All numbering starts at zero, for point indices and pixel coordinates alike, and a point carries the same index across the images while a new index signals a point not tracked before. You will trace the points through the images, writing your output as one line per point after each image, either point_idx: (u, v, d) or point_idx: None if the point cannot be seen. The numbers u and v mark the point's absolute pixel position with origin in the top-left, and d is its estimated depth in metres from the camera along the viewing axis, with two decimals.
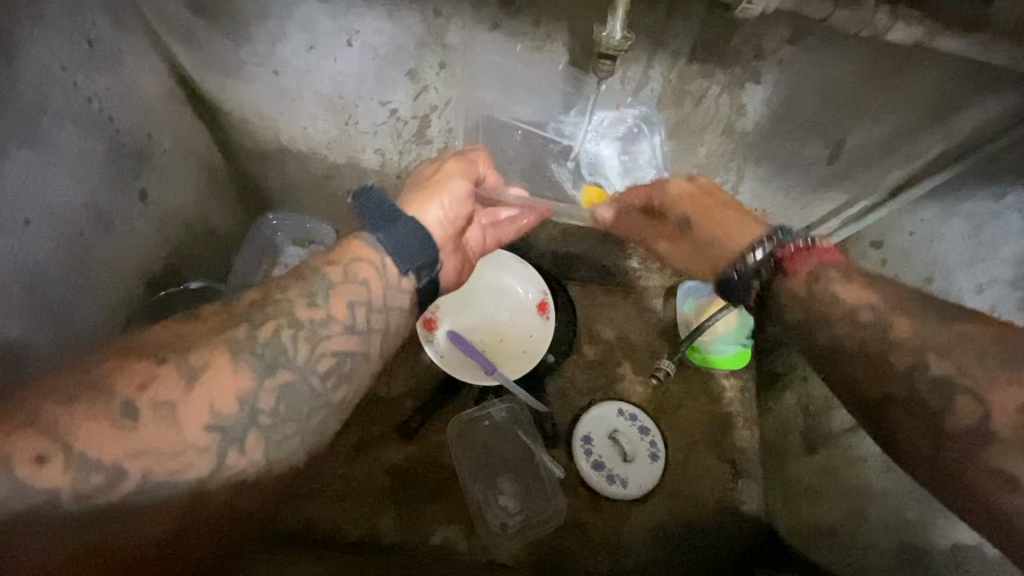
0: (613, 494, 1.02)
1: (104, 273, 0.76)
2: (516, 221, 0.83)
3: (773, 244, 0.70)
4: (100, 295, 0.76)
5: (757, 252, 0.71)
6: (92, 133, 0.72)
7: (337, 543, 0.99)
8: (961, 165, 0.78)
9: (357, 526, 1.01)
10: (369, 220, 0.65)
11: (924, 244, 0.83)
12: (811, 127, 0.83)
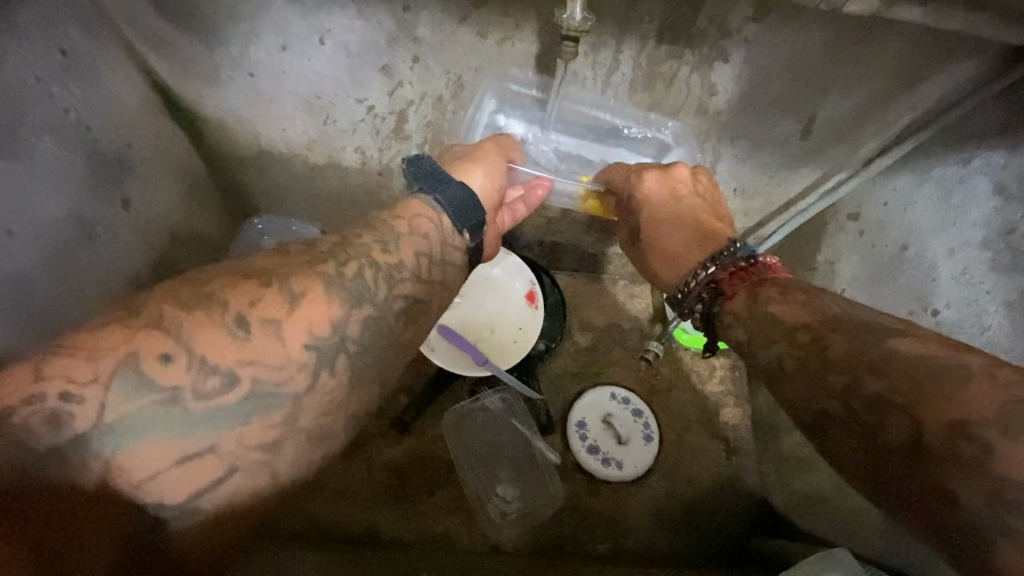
0: (609, 477, 1.04)
1: (92, 281, 0.77)
2: (525, 198, 0.86)
3: (722, 264, 0.74)
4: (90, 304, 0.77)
5: (709, 269, 0.74)
6: (71, 143, 0.73)
7: (340, 540, 1.00)
8: (924, 134, 0.81)
9: (358, 522, 1.02)
10: (421, 183, 0.72)
11: (898, 213, 0.86)
12: (783, 104, 0.85)
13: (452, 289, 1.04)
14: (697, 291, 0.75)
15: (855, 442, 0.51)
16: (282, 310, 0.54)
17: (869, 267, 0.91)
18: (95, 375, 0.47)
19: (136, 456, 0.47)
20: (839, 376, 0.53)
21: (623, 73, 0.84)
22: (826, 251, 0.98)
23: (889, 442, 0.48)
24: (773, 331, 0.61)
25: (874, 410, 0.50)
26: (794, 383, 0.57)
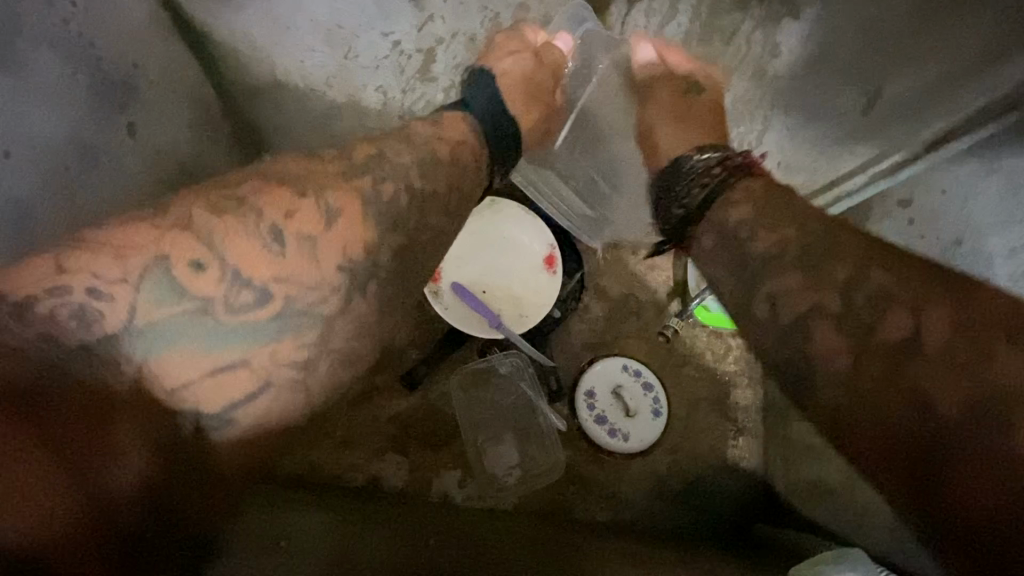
0: (613, 448, 1.03)
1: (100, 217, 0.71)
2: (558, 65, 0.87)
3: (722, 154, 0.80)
4: None
5: (706, 153, 0.81)
6: (72, 60, 0.68)
7: (340, 487, 1.01)
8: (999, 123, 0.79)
9: (360, 472, 1.03)
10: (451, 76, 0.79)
11: (956, 206, 0.81)
12: (846, 73, 0.80)
13: (468, 246, 0.99)
14: (706, 167, 0.80)
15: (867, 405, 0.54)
16: (318, 228, 0.58)
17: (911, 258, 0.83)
18: (153, 266, 0.52)
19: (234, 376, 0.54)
20: (861, 283, 0.57)
21: (678, 23, 0.85)
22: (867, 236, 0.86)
23: (935, 358, 0.52)
24: (781, 220, 0.66)
25: (903, 316, 0.54)
26: (822, 299, 0.58)
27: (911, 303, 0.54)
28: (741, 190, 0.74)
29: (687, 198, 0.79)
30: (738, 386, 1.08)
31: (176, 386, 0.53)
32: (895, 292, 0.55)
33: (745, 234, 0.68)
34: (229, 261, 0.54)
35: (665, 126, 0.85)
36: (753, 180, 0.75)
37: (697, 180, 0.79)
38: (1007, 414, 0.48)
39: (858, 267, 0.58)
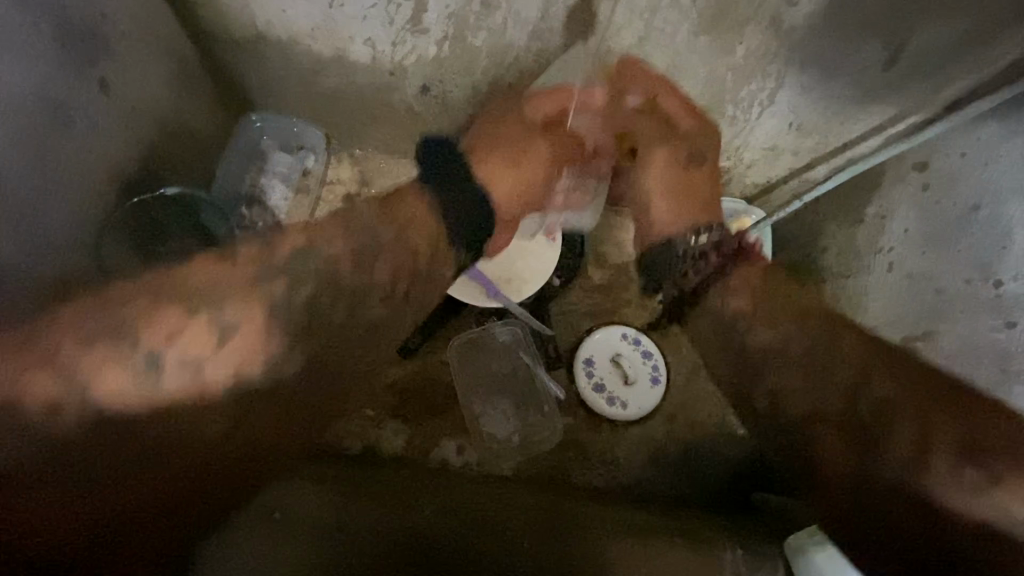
0: (611, 415, 1.03)
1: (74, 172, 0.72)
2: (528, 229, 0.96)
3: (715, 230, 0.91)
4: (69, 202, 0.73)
5: (702, 234, 0.91)
6: (32, 7, 0.63)
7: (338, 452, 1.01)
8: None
9: (359, 439, 1.03)
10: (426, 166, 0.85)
11: (976, 168, 0.75)
12: (870, 25, 0.72)
13: None
14: (695, 251, 0.91)
15: (848, 448, 0.69)
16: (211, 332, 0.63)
17: (924, 225, 0.80)
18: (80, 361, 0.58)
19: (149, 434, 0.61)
20: (865, 386, 0.71)
21: None
22: (879, 202, 0.86)
23: (929, 472, 0.65)
24: (781, 318, 0.81)
25: (905, 426, 0.67)
26: (835, 402, 0.72)
27: (908, 427, 0.67)
28: (743, 278, 0.87)
29: (692, 281, 0.91)
30: None
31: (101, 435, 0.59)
32: (895, 402, 0.69)
33: (742, 324, 0.84)
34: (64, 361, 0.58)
35: (657, 150, 0.94)
36: (741, 269, 0.88)
37: (688, 262, 0.91)
38: (996, 545, 0.60)
39: (863, 376, 0.72)
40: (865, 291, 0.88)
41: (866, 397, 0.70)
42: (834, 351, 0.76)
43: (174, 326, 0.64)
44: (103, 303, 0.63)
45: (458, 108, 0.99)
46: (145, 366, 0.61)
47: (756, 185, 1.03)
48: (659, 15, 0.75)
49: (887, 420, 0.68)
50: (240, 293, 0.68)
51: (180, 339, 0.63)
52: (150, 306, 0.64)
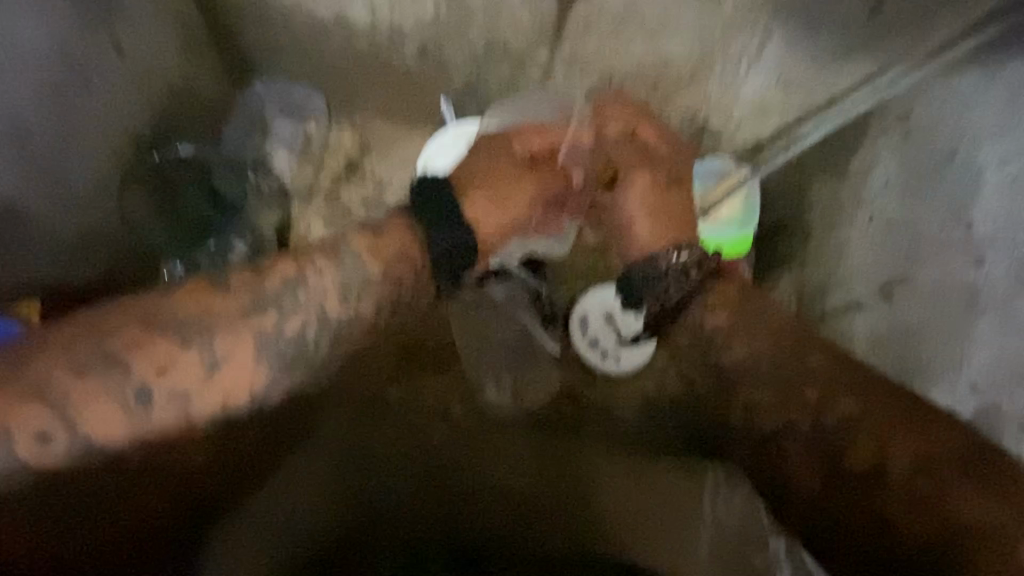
0: (605, 369, 1.07)
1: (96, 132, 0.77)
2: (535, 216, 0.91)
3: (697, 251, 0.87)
4: (87, 158, 0.77)
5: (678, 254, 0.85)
6: None
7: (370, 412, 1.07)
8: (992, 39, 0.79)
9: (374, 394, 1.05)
10: (421, 205, 0.82)
11: (949, 117, 0.79)
12: None
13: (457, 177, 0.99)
14: (682, 272, 0.86)
15: (813, 454, 0.76)
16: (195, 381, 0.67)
17: (902, 174, 0.83)
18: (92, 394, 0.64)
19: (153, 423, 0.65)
20: (831, 411, 0.77)
21: None
22: (862, 156, 0.87)
23: (896, 481, 0.71)
24: (758, 333, 0.84)
25: (872, 443, 0.74)
26: (797, 421, 0.78)
27: (871, 439, 0.74)
28: (718, 294, 0.87)
29: (665, 295, 0.87)
30: None
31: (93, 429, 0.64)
32: (859, 418, 0.75)
33: (718, 339, 0.86)
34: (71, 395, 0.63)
35: (638, 176, 0.90)
36: (723, 283, 0.88)
37: (658, 289, 0.86)
38: (972, 551, 0.66)
39: (821, 385, 0.78)
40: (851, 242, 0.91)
41: (830, 423, 0.76)
42: (796, 381, 0.80)
43: (165, 358, 0.67)
44: (95, 329, 0.66)
45: (456, 71, 1.01)
46: (140, 397, 0.65)
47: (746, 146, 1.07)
48: None
49: (851, 437, 0.75)
50: (229, 322, 0.70)
51: (170, 372, 0.66)
52: (141, 339, 0.66)
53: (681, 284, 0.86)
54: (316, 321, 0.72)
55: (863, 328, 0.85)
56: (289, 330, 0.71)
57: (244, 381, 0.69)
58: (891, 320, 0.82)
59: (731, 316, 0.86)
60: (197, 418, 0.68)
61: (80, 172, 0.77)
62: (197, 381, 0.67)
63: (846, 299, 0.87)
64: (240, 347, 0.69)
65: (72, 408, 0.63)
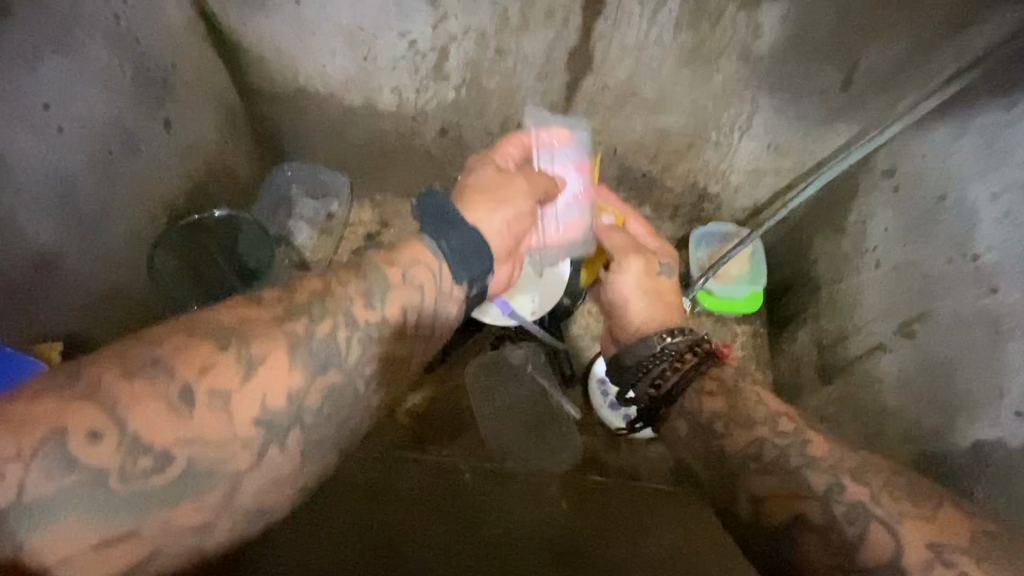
0: (627, 432, 1.06)
1: (135, 197, 0.81)
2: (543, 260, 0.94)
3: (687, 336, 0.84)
4: (124, 219, 0.80)
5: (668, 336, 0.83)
6: (119, 52, 0.74)
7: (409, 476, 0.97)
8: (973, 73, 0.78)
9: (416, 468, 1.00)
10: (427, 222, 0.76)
11: (936, 164, 0.83)
12: (825, 54, 0.86)
13: None
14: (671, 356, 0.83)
15: (832, 548, 0.62)
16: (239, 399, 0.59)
17: (900, 222, 0.88)
18: (60, 437, 0.50)
19: (197, 431, 0.55)
20: (841, 497, 0.64)
21: (669, 10, 0.84)
22: (858, 210, 0.97)
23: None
24: (756, 419, 0.75)
25: (881, 530, 0.61)
26: (806, 511, 0.65)
27: (879, 522, 0.61)
28: (712, 379, 0.81)
29: (660, 378, 0.83)
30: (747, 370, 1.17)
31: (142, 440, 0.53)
32: (871, 507, 0.62)
33: (720, 429, 0.76)
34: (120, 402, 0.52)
35: (632, 260, 0.92)
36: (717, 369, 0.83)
37: (648, 373, 0.83)
38: None
39: (832, 477, 0.66)
40: (860, 288, 0.95)
41: (843, 514, 0.63)
42: (803, 468, 0.68)
43: (206, 359, 0.58)
44: (135, 339, 0.57)
45: (473, 148, 1.10)
46: (183, 399, 0.55)
47: (745, 208, 1.15)
48: (646, 52, 0.89)
49: (862, 522, 0.62)
50: (265, 330, 0.62)
51: (212, 374, 0.57)
52: (205, 343, 0.59)
53: (672, 368, 0.82)
54: (347, 323, 0.66)
55: (888, 366, 0.86)
56: (328, 345, 0.64)
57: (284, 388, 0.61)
58: (920, 359, 0.80)
59: (726, 397, 0.78)
60: (255, 448, 0.58)
61: (115, 233, 0.79)
62: (237, 384, 0.58)
63: (869, 344, 0.91)
64: (278, 352, 0.61)
65: (113, 408, 0.52)
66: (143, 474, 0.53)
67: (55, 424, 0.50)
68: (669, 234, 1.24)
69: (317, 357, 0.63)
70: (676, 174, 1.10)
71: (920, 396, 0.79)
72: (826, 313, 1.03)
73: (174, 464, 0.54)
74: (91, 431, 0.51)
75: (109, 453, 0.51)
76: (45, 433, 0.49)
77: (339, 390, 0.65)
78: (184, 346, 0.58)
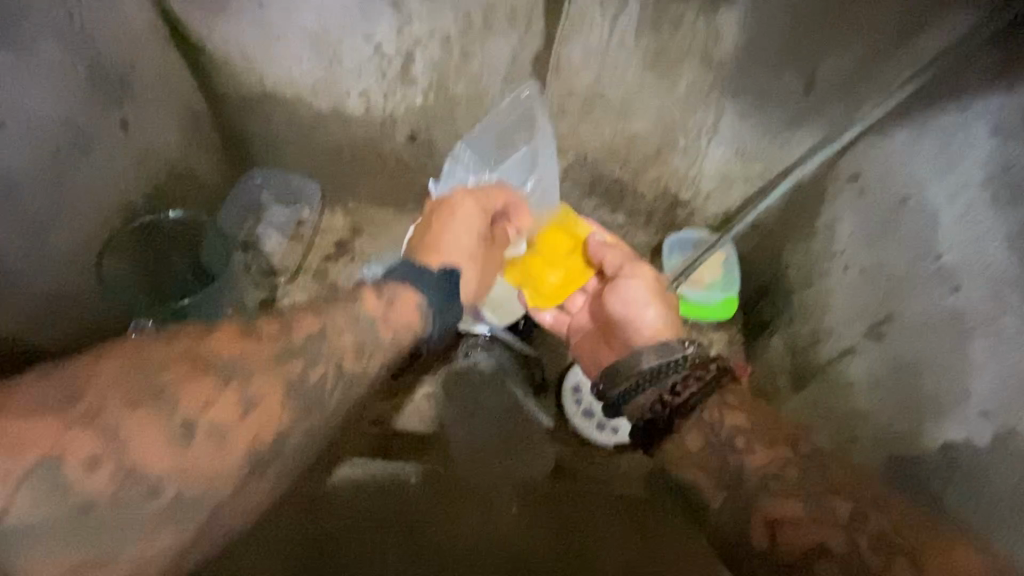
0: (600, 441, 1.04)
1: (83, 200, 0.79)
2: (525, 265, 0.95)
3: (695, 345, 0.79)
4: (72, 223, 0.78)
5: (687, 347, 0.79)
6: (73, 50, 0.73)
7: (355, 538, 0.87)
8: (922, 79, 0.80)
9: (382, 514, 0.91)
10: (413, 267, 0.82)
11: (897, 167, 0.84)
12: (785, 60, 0.87)
13: None
14: (693, 370, 0.77)
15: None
16: (233, 416, 0.62)
17: (865, 224, 0.88)
18: (45, 464, 0.54)
19: (191, 457, 0.59)
20: (866, 527, 0.61)
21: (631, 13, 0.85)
22: (827, 213, 0.97)
23: None
24: (777, 438, 0.71)
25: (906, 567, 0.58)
26: (828, 540, 0.62)
27: (906, 560, 0.58)
28: (733, 394, 0.75)
29: (677, 387, 0.77)
30: None
31: (159, 473, 0.58)
32: (893, 538, 0.60)
33: (739, 445, 0.71)
34: (125, 447, 0.57)
35: (640, 272, 0.88)
36: (732, 383, 0.76)
37: (663, 380, 0.77)
38: None
39: (854, 506, 0.63)
40: (830, 291, 0.95)
41: (868, 545, 0.60)
42: (827, 497, 0.64)
43: (210, 395, 0.61)
44: (134, 359, 0.60)
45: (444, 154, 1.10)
46: (183, 434, 0.59)
47: (717, 214, 1.16)
48: (610, 56, 0.90)
49: (886, 554, 0.59)
50: (264, 364, 0.65)
51: (214, 406, 0.61)
52: (187, 376, 0.61)
53: (691, 383, 0.76)
54: (338, 371, 0.69)
55: (858, 368, 0.85)
56: (314, 377, 0.67)
57: (272, 419, 0.64)
58: (889, 360, 0.79)
59: (746, 416, 0.73)
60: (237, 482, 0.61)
61: (70, 235, 0.78)
62: (235, 419, 0.62)
63: (839, 348, 0.90)
64: (276, 390, 0.64)
65: (114, 437, 0.56)
66: (135, 501, 0.57)
67: (56, 451, 0.54)
68: (644, 242, 1.24)
69: (304, 395, 0.66)
70: (647, 180, 1.11)
71: (890, 398, 0.78)
72: (799, 318, 1.02)
73: (165, 494, 0.58)
74: (88, 456, 0.55)
75: (105, 481, 0.56)
76: (33, 461, 0.53)
77: (282, 442, 0.64)
78: (191, 379, 0.61)
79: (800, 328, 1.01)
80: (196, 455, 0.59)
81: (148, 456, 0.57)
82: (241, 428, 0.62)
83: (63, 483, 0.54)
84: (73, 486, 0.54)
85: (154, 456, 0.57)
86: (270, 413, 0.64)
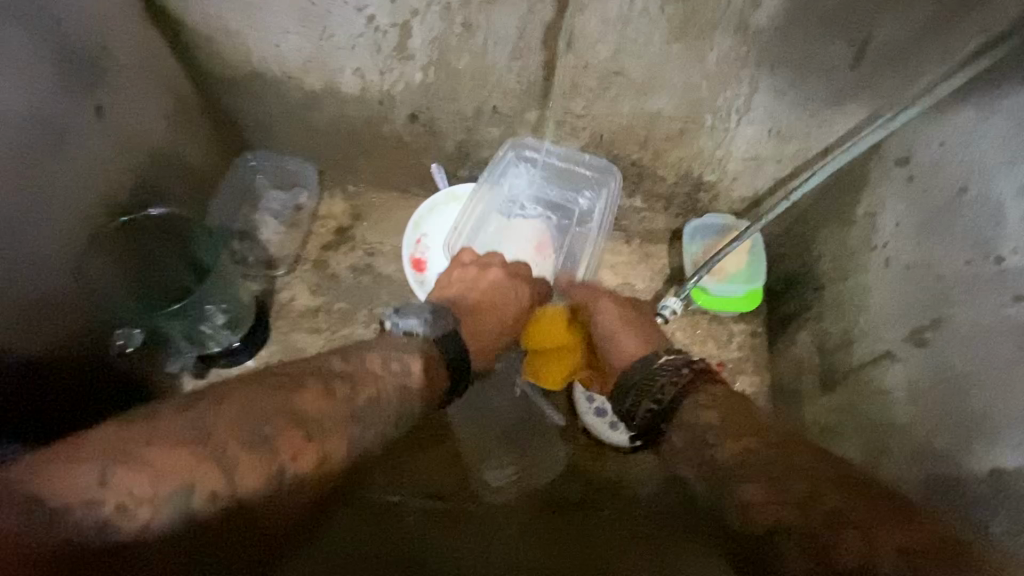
0: (614, 441, 1.00)
1: (63, 198, 0.74)
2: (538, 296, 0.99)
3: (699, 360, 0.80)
4: (55, 223, 0.73)
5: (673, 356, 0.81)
6: (34, 32, 0.66)
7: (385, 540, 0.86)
8: (998, 52, 0.69)
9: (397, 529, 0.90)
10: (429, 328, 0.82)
11: (957, 152, 0.74)
12: (833, 27, 0.75)
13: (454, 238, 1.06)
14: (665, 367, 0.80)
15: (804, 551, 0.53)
16: (309, 435, 0.59)
17: (914, 216, 0.79)
18: (177, 490, 0.49)
19: (276, 464, 0.55)
20: (819, 501, 0.55)
21: None
22: (868, 200, 0.88)
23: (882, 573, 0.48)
24: (746, 430, 0.68)
25: (854, 536, 0.51)
26: (785, 517, 0.55)
27: (852, 528, 0.51)
28: (708, 396, 0.75)
29: (660, 393, 0.78)
30: (742, 372, 1.10)
31: (241, 485, 0.53)
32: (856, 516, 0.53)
33: (710, 440, 0.69)
34: (224, 452, 0.53)
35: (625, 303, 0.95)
36: (715, 388, 0.77)
37: (647, 390, 0.79)
38: None
39: (806, 481, 0.58)
40: (869, 288, 0.86)
41: (821, 518, 0.54)
42: (778, 471, 0.60)
43: (300, 441, 0.58)
44: (237, 395, 0.58)
45: (446, 134, 1.02)
46: (262, 443, 0.55)
47: (744, 199, 1.07)
48: (631, 25, 0.79)
49: (837, 523, 0.52)
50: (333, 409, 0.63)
51: (310, 432, 0.59)
52: (287, 426, 0.58)
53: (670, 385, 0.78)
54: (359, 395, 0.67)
55: (898, 376, 0.78)
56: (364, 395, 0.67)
57: (337, 437, 0.62)
58: (934, 371, 0.72)
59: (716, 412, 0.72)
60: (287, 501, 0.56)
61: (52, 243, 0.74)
62: (307, 437, 0.58)
63: (874, 351, 0.83)
64: (334, 423, 0.62)
65: (213, 450, 0.52)
66: (239, 494, 0.52)
67: (188, 480, 0.50)
68: (663, 227, 1.16)
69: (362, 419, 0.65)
70: (668, 162, 1.02)
71: (931, 411, 0.71)
72: (829, 314, 0.95)
73: (256, 501, 0.54)
74: (206, 483, 0.50)
75: (191, 501, 0.50)
76: (169, 489, 0.49)
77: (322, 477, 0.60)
78: (283, 425, 0.58)
79: (830, 325, 0.94)
80: (261, 467, 0.54)
81: (232, 481, 0.52)
82: (313, 448, 0.58)
83: (188, 507, 0.49)
84: (167, 507, 0.49)
85: (249, 473, 0.53)
86: (339, 440, 0.61)
